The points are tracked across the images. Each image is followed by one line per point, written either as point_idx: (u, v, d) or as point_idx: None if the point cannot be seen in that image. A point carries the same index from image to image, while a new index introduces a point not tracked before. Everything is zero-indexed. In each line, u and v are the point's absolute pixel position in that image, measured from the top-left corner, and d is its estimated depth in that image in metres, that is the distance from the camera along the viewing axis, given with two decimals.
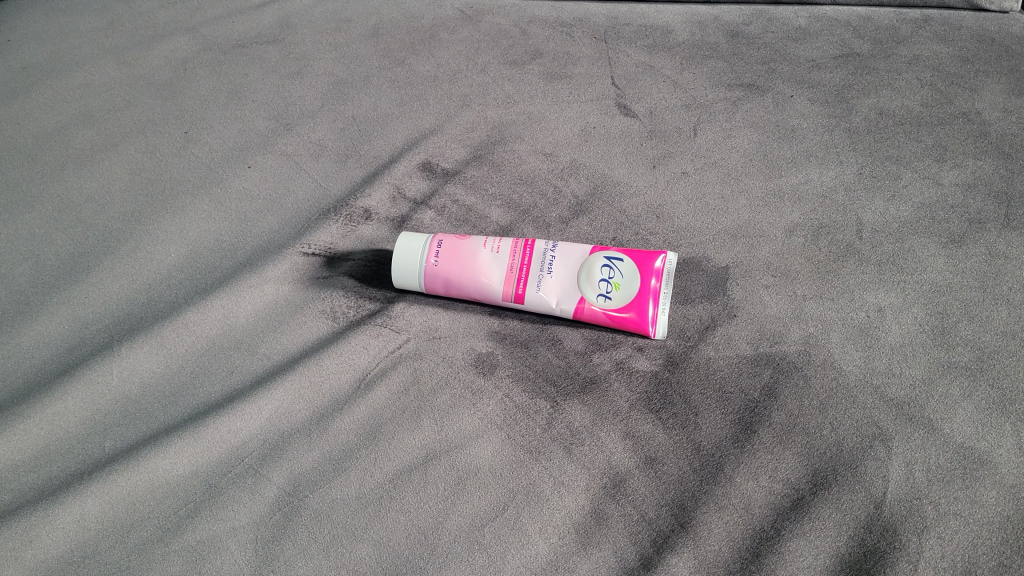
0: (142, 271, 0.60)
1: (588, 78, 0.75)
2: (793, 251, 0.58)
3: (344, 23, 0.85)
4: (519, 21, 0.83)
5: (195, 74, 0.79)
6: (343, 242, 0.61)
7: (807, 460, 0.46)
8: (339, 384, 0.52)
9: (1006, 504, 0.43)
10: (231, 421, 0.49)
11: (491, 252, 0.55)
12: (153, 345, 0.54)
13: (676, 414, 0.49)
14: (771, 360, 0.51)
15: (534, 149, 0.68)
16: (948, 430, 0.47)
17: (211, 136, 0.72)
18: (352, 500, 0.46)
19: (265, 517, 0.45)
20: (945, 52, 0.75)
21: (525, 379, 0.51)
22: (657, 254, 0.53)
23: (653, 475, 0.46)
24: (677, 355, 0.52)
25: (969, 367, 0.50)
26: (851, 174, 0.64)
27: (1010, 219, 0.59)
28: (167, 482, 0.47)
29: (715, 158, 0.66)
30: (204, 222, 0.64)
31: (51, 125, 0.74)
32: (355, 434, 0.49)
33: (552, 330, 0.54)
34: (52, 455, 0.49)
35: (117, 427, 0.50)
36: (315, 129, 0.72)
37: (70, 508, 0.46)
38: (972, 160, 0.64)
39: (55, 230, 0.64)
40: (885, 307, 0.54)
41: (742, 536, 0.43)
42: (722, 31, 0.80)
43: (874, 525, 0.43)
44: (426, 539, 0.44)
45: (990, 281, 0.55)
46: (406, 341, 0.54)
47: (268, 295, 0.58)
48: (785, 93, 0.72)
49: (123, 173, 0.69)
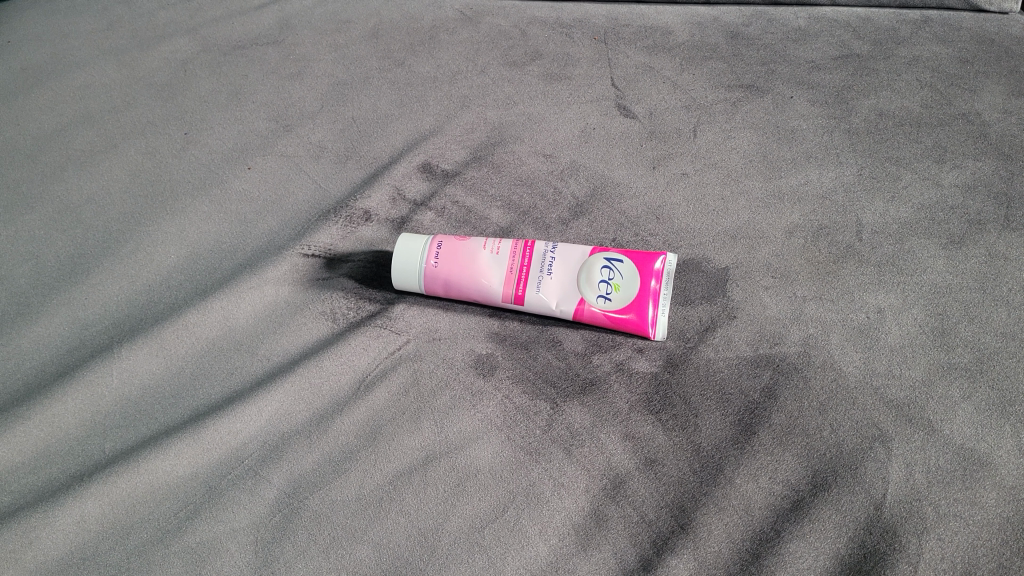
0: (142, 273, 0.60)
1: (588, 79, 0.75)
2: (793, 252, 0.58)
3: (344, 24, 0.85)
4: (519, 22, 0.83)
5: (195, 75, 0.79)
6: (342, 243, 0.61)
7: (806, 461, 0.46)
8: (339, 385, 0.52)
9: (1006, 506, 0.43)
10: (231, 423, 0.49)
11: (491, 253, 0.55)
12: (153, 346, 0.54)
13: (676, 415, 0.49)
14: (771, 361, 0.51)
15: (534, 150, 0.68)
16: (948, 432, 0.47)
17: (211, 137, 0.72)
18: (352, 501, 0.46)
19: (265, 519, 0.45)
20: (945, 53, 0.76)
21: (525, 380, 0.51)
22: (656, 255, 0.53)
23: (653, 476, 0.46)
24: (676, 356, 0.52)
25: (968, 368, 0.50)
26: (851, 175, 0.64)
27: (1010, 221, 0.59)
28: (167, 483, 0.47)
29: (715, 159, 0.66)
30: (204, 223, 0.64)
31: (50, 126, 0.74)
32: (355, 435, 0.49)
33: (552, 332, 0.54)
34: (52, 457, 0.49)
35: (117, 428, 0.50)
36: (315, 130, 0.72)
37: (70, 510, 0.46)
38: (972, 161, 0.64)
39: (55, 232, 0.64)
40: (884, 308, 0.54)
41: (742, 537, 0.43)
42: (722, 32, 0.80)
43: (873, 526, 0.43)
44: (426, 541, 0.44)
45: (990, 282, 0.55)
46: (406, 343, 0.54)
47: (268, 297, 0.58)
48: (784, 94, 0.72)
49: (123, 175, 0.69)
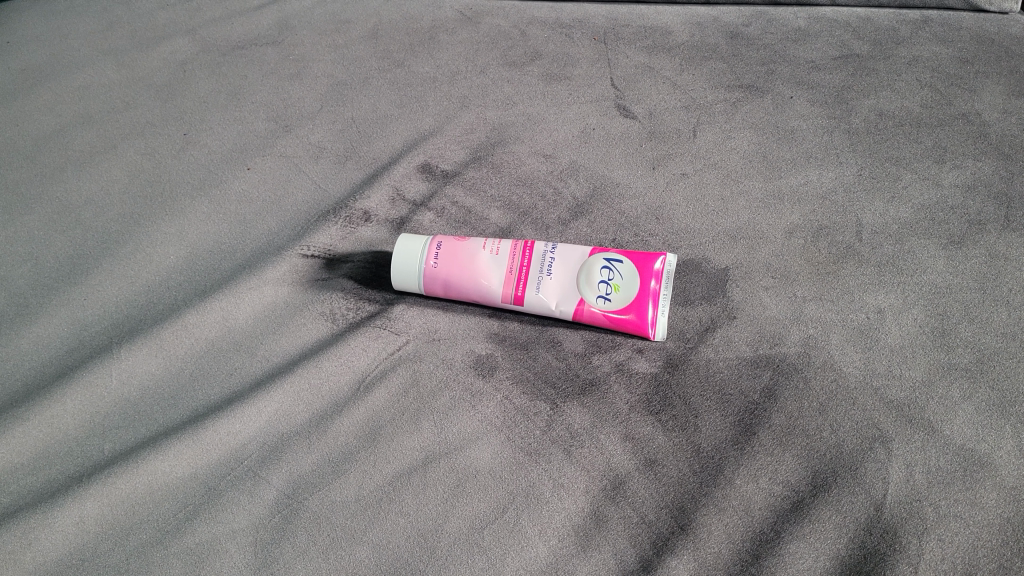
0: (141, 273, 0.60)
1: (588, 79, 0.75)
2: (793, 253, 0.58)
3: (344, 25, 0.85)
4: (518, 22, 0.83)
5: (195, 75, 0.79)
6: (342, 244, 0.61)
7: (807, 462, 0.46)
8: (338, 386, 0.52)
9: (1007, 506, 0.43)
10: (230, 424, 0.49)
11: (491, 253, 0.55)
12: (153, 347, 0.54)
13: (676, 416, 0.49)
14: (771, 362, 0.51)
15: (533, 150, 0.68)
16: (948, 432, 0.47)
17: (210, 137, 0.72)
18: (351, 502, 0.46)
19: (264, 520, 0.45)
20: (945, 53, 0.75)
21: (524, 381, 0.51)
22: (656, 256, 0.53)
23: (653, 477, 0.46)
24: (676, 357, 0.52)
25: (969, 368, 0.50)
26: (851, 175, 0.63)
27: (1010, 221, 0.59)
28: (166, 484, 0.47)
29: (715, 159, 0.66)
30: (203, 224, 0.64)
31: (50, 127, 0.74)
32: (354, 436, 0.49)
33: (552, 332, 0.54)
34: (51, 458, 0.49)
35: (117, 429, 0.50)
36: (315, 130, 0.72)
37: (69, 511, 0.46)
38: (972, 161, 0.64)
39: (54, 232, 0.64)
40: (884, 308, 0.54)
41: (742, 538, 0.43)
42: (721, 33, 0.80)
43: (874, 527, 0.43)
44: (425, 542, 0.44)
45: (990, 282, 0.55)
46: (406, 343, 0.54)
47: (268, 297, 0.57)
48: (784, 94, 0.72)
49: (122, 175, 0.69)
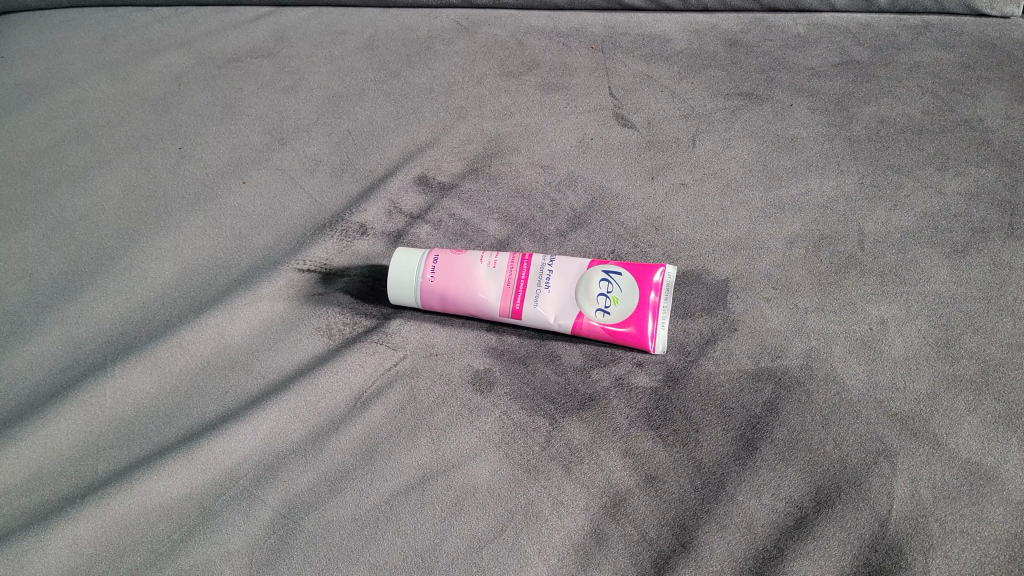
0: (136, 290, 0.60)
1: (586, 89, 0.74)
2: (794, 264, 0.57)
3: (340, 36, 0.85)
4: (515, 31, 0.83)
5: (190, 89, 0.79)
6: (338, 257, 0.61)
7: (809, 477, 0.45)
8: (335, 402, 0.51)
9: (1014, 522, 0.42)
10: (225, 443, 0.48)
11: (488, 267, 0.54)
12: (146, 364, 0.53)
13: (677, 431, 0.48)
14: (773, 375, 0.50)
15: (531, 161, 0.67)
16: (953, 446, 0.46)
17: (206, 151, 0.71)
18: (347, 522, 0.45)
19: (259, 540, 0.44)
20: (946, 58, 0.75)
21: (523, 396, 0.51)
22: (656, 268, 0.52)
23: (653, 494, 0.45)
24: (676, 370, 0.51)
25: (974, 380, 0.49)
26: (851, 184, 0.63)
27: (1013, 229, 0.58)
28: (161, 505, 0.46)
29: (714, 169, 0.65)
30: (199, 239, 0.63)
31: (44, 142, 0.74)
32: (351, 454, 0.48)
33: (550, 347, 0.53)
34: (46, 479, 0.48)
35: (112, 449, 0.50)
36: (311, 143, 0.71)
37: (60, 533, 0.45)
38: (975, 169, 0.63)
39: (50, 249, 0.63)
40: (887, 319, 0.53)
41: (744, 556, 0.42)
42: (720, 40, 0.79)
43: (879, 545, 0.42)
44: (423, 562, 0.43)
45: (995, 292, 0.54)
46: (402, 358, 0.53)
47: (264, 312, 0.57)
48: (783, 102, 0.71)
49: (118, 191, 0.68)
